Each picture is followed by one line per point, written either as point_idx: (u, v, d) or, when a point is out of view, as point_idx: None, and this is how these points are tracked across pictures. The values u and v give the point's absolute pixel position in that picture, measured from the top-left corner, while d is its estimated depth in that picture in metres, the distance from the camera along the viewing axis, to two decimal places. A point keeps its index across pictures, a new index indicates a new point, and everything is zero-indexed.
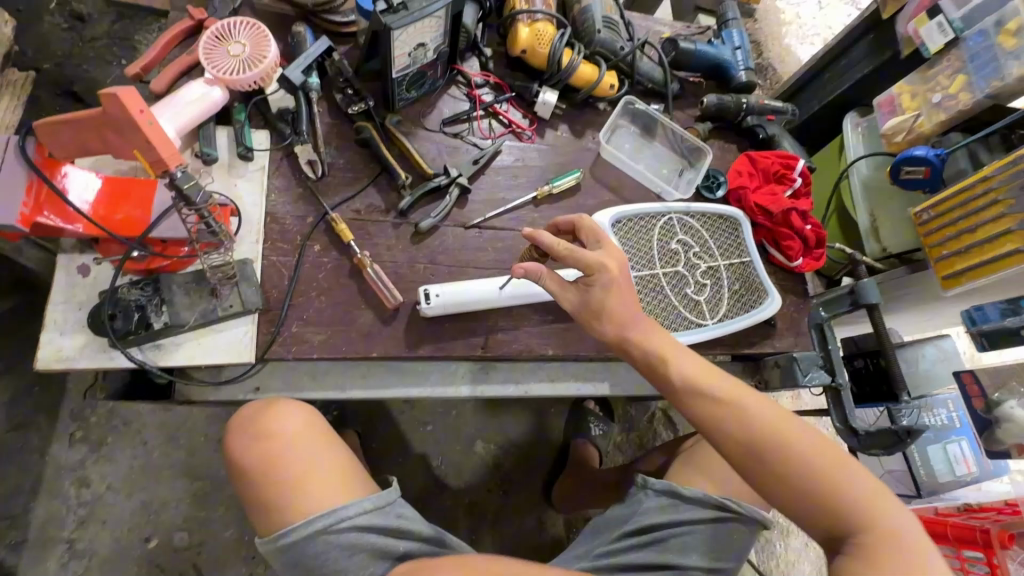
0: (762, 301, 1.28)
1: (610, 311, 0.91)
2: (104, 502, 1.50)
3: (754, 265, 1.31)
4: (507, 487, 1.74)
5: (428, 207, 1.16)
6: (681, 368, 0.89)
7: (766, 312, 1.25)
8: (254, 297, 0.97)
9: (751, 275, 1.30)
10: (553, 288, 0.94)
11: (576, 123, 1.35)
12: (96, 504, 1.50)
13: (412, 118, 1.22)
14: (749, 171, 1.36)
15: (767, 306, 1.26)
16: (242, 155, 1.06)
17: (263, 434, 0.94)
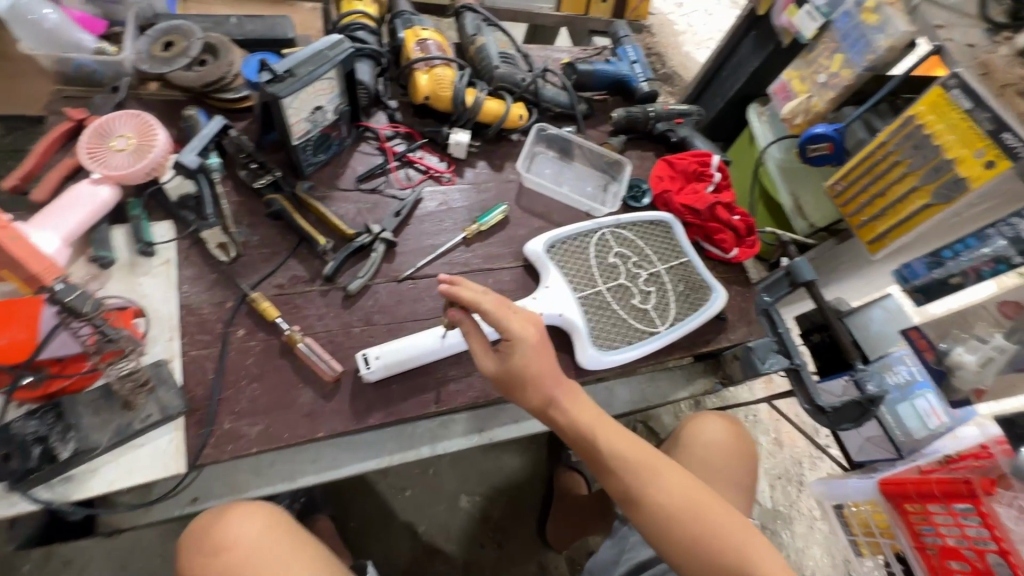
0: (709, 297, 1.28)
1: (533, 374, 0.90)
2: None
3: (693, 263, 1.32)
4: (501, 539, 1.65)
5: (355, 268, 1.12)
6: (600, 426, 0.92)
7: (713, 307, 1.25)
8: (175, 400, 0.89)
9: (692, 273, 1.31)
10: (477, 350, 0.91)
11: (494, 158, 1.35)
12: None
13: (326, 181, 1.19)
14: (670, 175, 1.39)
15: (714, 302, 1.27)
16: (143, 252, 0.99)
17: (215, 548, 0.84)
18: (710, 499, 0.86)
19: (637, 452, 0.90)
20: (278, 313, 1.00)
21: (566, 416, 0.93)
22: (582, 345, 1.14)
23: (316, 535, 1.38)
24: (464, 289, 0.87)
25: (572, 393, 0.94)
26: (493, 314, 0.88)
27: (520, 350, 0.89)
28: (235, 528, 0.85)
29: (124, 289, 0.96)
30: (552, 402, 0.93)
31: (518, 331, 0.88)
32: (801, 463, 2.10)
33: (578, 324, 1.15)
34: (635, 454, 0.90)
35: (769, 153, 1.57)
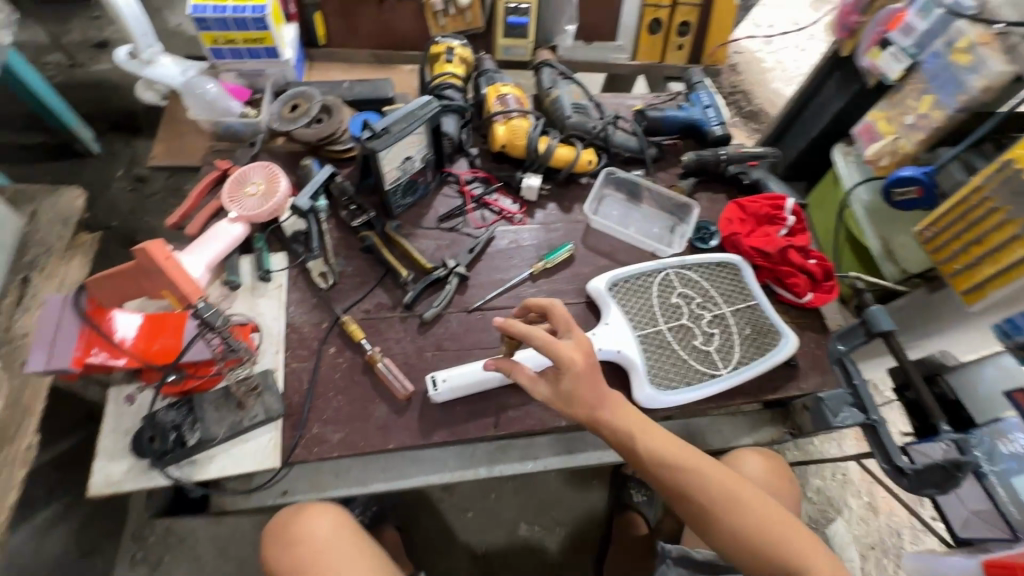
0: (778, 342, 1.25)
1: (581, 394, 0.94)
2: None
3: (762, 306, 1.30)
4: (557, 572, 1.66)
5: (431, 298, 1.24)
6: (642, 434, 0.96)
7: (782, 353, 1.22)
8: (276, 404, 1.05)
9: (761, 317, 1.29)
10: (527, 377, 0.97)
11: (563, 200, 1.44)
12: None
13: (411, 221, 1.35)
14: (740, 218, 1.39)
15: (782, 347, 1.23)
16: (262, 278, 1.19)
17: (293, 539, 0.98)
18: (744, 493, 0.93)
19: (677, 454, 0.95)
20: (362, 335, 1.15)
21: (612, 430, 0.96)
22: (639, 383, 1.16)
23: (384, 544, 1.50)
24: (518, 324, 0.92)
25: (614, 406, 0.96)
26: (542, 344, 0.92)
27: (569, 376, 0.93)
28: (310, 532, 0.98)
29: (246, 307, 1.16)
30: (595, 416, 0.95)
31: (567, 357, 0.92)
32: (900, 534, 1.89)
33: (636, 362, 1.17)
34: (678, 458, 0.95)
35: (854, 194, 1.49)
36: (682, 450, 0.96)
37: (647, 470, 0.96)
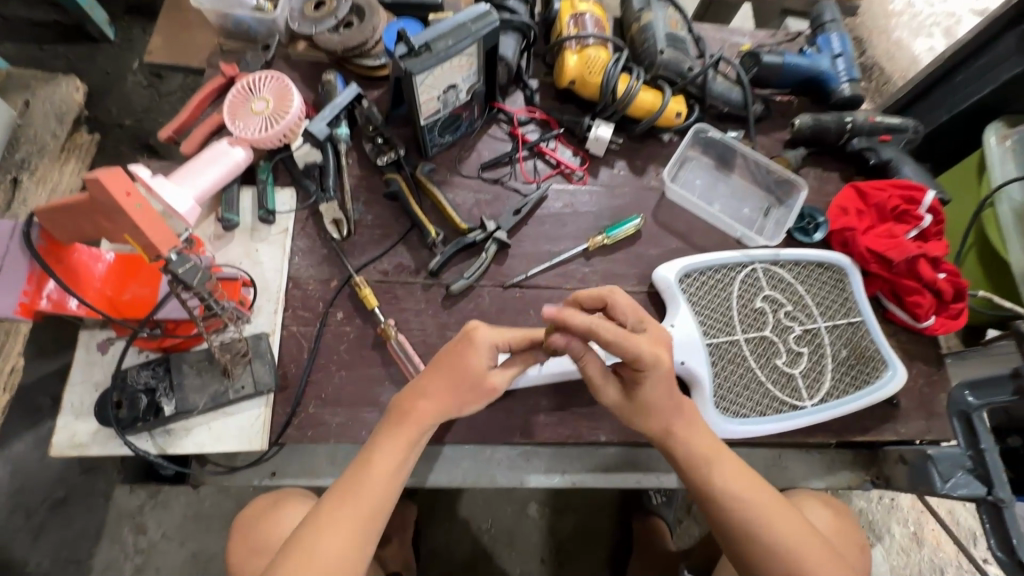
0: (880, 374, 1.00)
1: (661, 405, 0.76)
2: (159, 550, 1.48)
3: (866, 325, 1.04)
4: (564, 559, 1.56)
5: (462, 266, 1.03)
6: (723, 461, 0.77)
7: (884, 389, 0.98)
8: (267, 375, 0.89)
9: (863, 339, 1.03)
10: (593, 376, 0.77)
11: (635, 158, 1.16)
12: (151, 551, 1.48)
13: (448, 164, 1.10)
14: (858, 209, 1.10)
15: (884, 383, 0.99)
16: (263, 219, 0.99)
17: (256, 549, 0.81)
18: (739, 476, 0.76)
19: (753, 490, 0.76)
20: (376, 303, 0.95)
21: (688, 449, 0.77)
22: (701, 404, 0.95)
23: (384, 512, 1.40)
24: (481, 331, 0.78)
25: (695, 422, 0.78)
26: (622, 348, 0.69)
27: (648, 381, 0.73)
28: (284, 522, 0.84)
29: (243, 253, 0.97)
30: (670, 431, 0.77)
31: (648, 362, 0.71)
32: (942, 572, 1.70)
33: (702, 379, 0.95)
34: (753, 490, 0.75)
35: (1003, 191, 1.18)
36: (761, 490, 0.76)
37: (708, 500, 0.76)
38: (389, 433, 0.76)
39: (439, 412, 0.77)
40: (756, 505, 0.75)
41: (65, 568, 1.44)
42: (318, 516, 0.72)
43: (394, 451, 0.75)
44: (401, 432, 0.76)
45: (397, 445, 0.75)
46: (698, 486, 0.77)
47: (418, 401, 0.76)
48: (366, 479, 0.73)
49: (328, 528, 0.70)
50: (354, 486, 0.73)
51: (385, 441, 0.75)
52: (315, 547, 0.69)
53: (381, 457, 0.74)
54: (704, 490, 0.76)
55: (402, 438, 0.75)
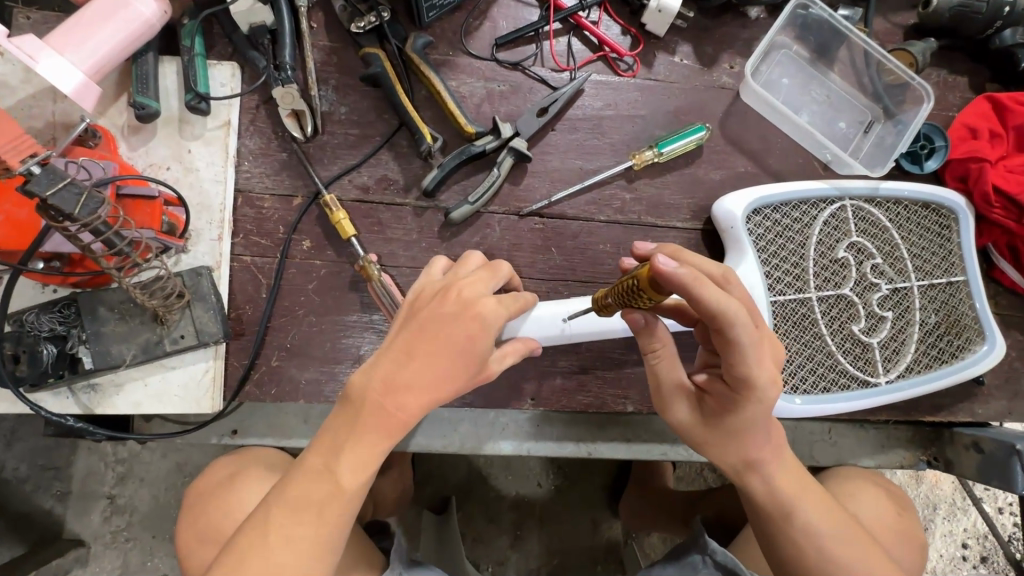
0: (974, 348, 0.81)
1: (750, 434, 0.61)
2: (141, 461, 1.20)
3: (968, 286, 0.82)
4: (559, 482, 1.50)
5: (465, 184, 0.78)
6: (800, 489, 0.63)
7: (975, 368, 0.80)
8: (212, 324, 0.69)
9: (961, 303, 0.83)
10: (668, 383, 0.64)
11: (705, 42, 0.85)
12: (134, 462, 1.20)
13: (450, 37, 0.80)
14: (991, 132, 0.83)
15: (978, 359, 0.80)
16: (193, 107, 0.71)
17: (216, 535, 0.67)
18: (804, 496, 0.63)
19: (837, 524, 0.63)
20: (354, 233, 0.72)
21: (762, 472, 0.62)
22: None
23: None
24: (490, 305, 0.56)
25: (782, 451, 0.64)
26: (742, 354, 0.53)
27: (749, 408, 0.58)
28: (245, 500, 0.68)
29: (171, 154, 0.72)
30: (753, 464, 0.62)
31: (763, 386, 0.55)
32: (934, 509, 1.45)
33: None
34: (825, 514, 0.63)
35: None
36: (845, 523, 0.64)
37: (780, 533, 0.63)
38: (355, 432, 0.55)
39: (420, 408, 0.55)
40: (836, 539, 0.62)
41: (42, 476, 1.17)
42: (260, 521, 0.55)
43: (364, 461, 0.55)
44: (366, 429, 0.54)
45: (370, 450, 0.55)
46: (771, 517, 0.63)
47: (399, 394, 0.54)
48: (329, 485, 0.55)
49: (277, 537, 0.54)
50: (313, 492, 0.55)
51: (352, 444, 0.55)
52: (265, 559, 0.54)
53: (350, 461, 0.55)
54: (779, 522, 0.63)
55: (372, 444, 0.55)
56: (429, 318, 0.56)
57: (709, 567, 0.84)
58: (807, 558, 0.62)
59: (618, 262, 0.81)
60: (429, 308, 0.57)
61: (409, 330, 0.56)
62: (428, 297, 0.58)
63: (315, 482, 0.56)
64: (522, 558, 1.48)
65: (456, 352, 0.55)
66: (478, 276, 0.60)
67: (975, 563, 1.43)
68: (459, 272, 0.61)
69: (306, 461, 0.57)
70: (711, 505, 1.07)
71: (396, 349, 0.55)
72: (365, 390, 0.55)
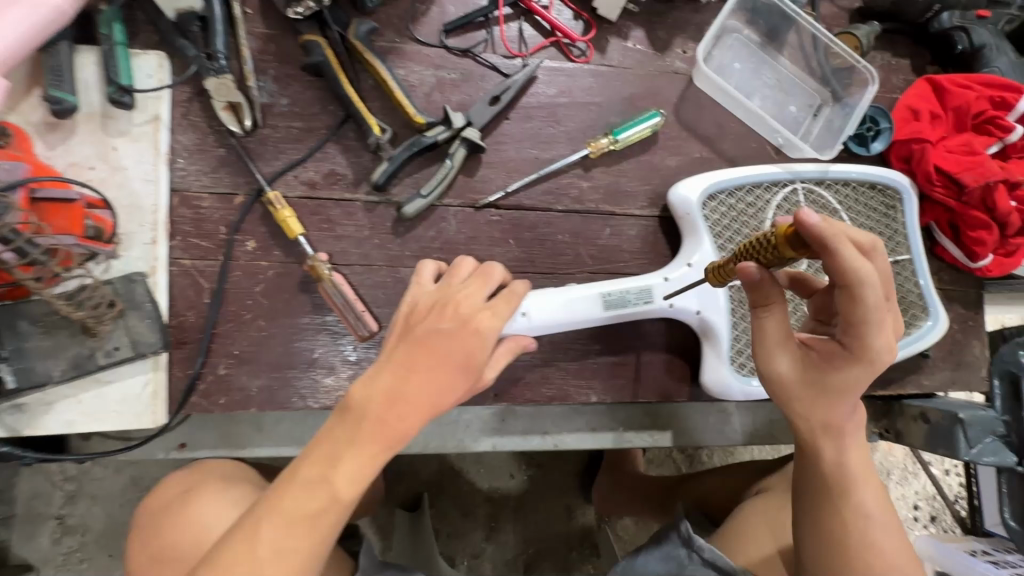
0: (921, 324, 0.83)
1: (841, 404, 0.58)
2: (92, 476, 1.14)
3: (912, 264, 0.84)
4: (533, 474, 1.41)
5: (418, 177, 0.76)
6: (868, 471, 0.61)
7: (918, 345, 0.82)
8: (150, 333, 0.65)
9: (907, 282, 0.84)
10: (772, 336, 0.59)
11: (658, 27, 0.85)
12: (84, 479, 1.14)
13: (395, 23, 0.77)
14: (933, 113, 0.86)
15: (925, 335, 0.82)
16: (115, 101, 0.66)
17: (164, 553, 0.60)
18: (868, 476, 0.61)
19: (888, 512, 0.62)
20: (301, 232, 0.69)
21: (840, 444, 0.60)
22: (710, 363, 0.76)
23: None
24: (488, 319, 0.51)
25: (860, 426, 0.62)
26: (865, 312, 0.53)
27: (858, 370, 0.56)
28: (204, 515, 0.61)
29: (94, 153, 0.67)
30: (836, 431, 0.59)
31: (877, 347, 0.55)
32: (888, 474, 1.48)
33: (718, 330, 0.75)
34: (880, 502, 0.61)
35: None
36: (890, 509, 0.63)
37: (835, 506, 0.60)
38: (354, 445, 0.47)
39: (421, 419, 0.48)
40: (884, 526, 0.61)
41: None
42: (241, 538, 0.45)
43: (361, 474, 0.47)
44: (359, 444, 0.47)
45: (368, 465, 0.47)
46: (832, 489, 0.61)
47: (402, 408, 0.47)
48: (322, 501, 0.47)
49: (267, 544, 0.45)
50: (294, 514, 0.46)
51: (349, 455, 0.47)
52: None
53: (347, 473, 0.47)
54: (838, 495, 0.60)
55: (374, 454, 0.47)
56: (427, 334, 0.50)
57: (697, 563, 0.77)
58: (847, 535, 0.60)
59: (577, 253, 0.80)
60: (424, 327, 0.50)
61: (402, 346, 0.50)
62: (423, 312, 0.52)
63: (310, 498, 0.46)
64: (497, 550, 1.47)
65: (455, 367, 0.49)
66: (470, 288, 0.53)
67: (925, 522, 1.47)
68: (451, 282, 0.54)
69: (295, 472, 0.47)
70: (688, 491, 1.03)
71: (396, 362, 0.49)
72: (367, 403, 0.48)
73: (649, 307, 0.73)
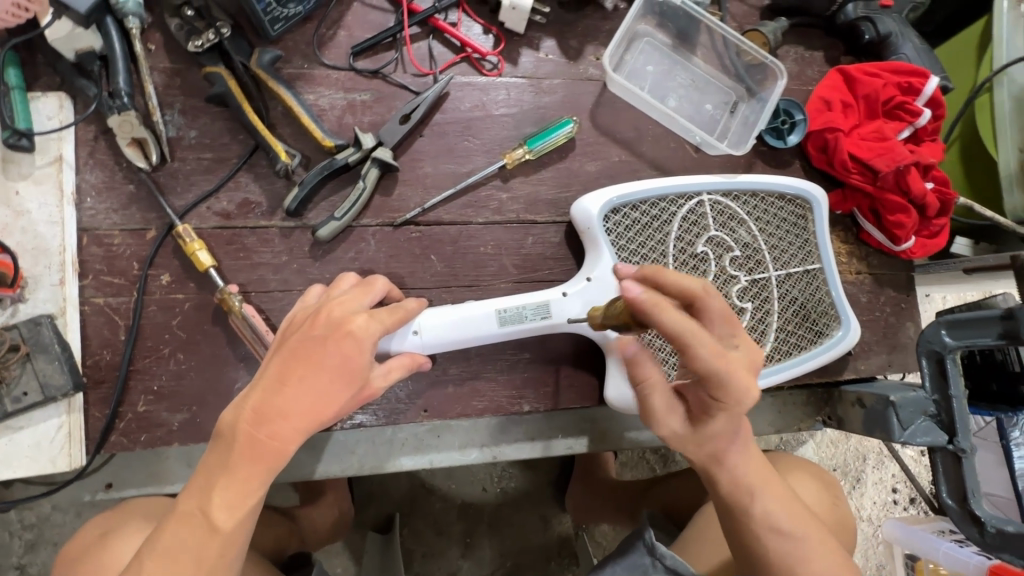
0: (832, 330, 0.84)
1: (725, 432, 0.59)
2: (52, 522, 1.04)
3: (823, 274, 0.84)
4: (505, 484, 1.30)
5: (333, 200, 0.76)
6: (766, 482, 0.63)
7: (822, 355, 0.82)
8: (58, 375, 0.65)
9: (818, 290, 0.85)
10: (657, 406, 0.58)
11: (568, 36, 0.86)
12: (45, 525, 1.04)
13: (302, 49, 0.77)
14: (844, 102, 0.88)
15: (834, 342, 0.83)
16: (13, 145, 0.66)
17: None
18: (767, 488, 0.62)
19: (799, 521, 0.62)
20: (212, 263, 0.69)
21: (727, 468, 0.62)
22: (616, 378, 0.76)
23: None
24: (361, 323, 0.52)
25: (748, 444, 0.63)
26: (709, 372, 0.50)
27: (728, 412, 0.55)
28: (122, 554, 0.61)
29: None
30: (719, 458, 0.61)
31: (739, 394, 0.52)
32: (864, 459, 1.43)
33: (619, 346, 0.75)
34: (790, 511, 0.62)
35: (1004, 72, 0.91)
36: (805, 515, 0.63)
37: (740, 523, 0.62)
38: (225, 471, 0.50)
39: (302, 436, 0.50)
40: (801, 537, 0.61)
41: None
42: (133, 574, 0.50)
43: (234, 500, 0.50)
44: (235, 469, 0.50)
45: (240, 489, 0.50)
46: (729, 508, 0.63)
47: (271, 426, 0.49)
48: (202, 531, 0.51)
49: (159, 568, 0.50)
50: (188, 537, 0.51)
51: (220, 485, 0.50)
52: None
53: (221, 502, 0.50)
54: (738, 512, 0.62)
55: (244, 477, 0.50)
56: (298, 343, 0.51)
57: (660, 571, 0.77)
58: (763, 552, 0.61)
59: (500, 263, 0.80)
60: (298, 336, 0.51)
61: (278, 358, 0.51)
62: (298, 322, 0.54)
63: (189, 529, 0.51)
64: None
65: (330, 377, 0.50)
66: (351, 294, 0.56)
67: (905, 504, 1.43)
68: (332, 293, 0.58)
69: (178, 505, 0.52)
70: (657, 498, 1.02)
71: (268, 376, 0.50)
72: (233, 427, 0.49)
73: (548, 322, 0.74)
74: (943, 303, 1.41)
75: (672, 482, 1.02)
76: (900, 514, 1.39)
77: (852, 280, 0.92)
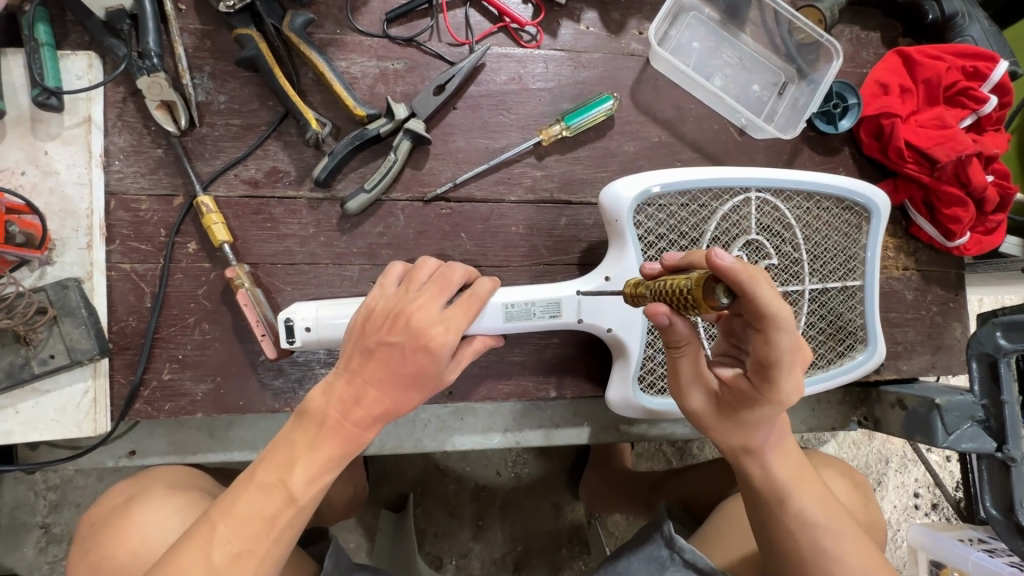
0: (853, 351, 0.80)
1: (765, 428, 0.58)
2: (75, 484, 1.05)
3: (862, 292, 0.79)
4: (520, 470, 1.29)
5: (363, 172, 0.74)
6: (800, 479, 0.60)
7: (838, 378, 0.78)
8: (83, 339, 0.64)
9: (851, 307, 0.79)
10: (684, 374, 0.59)
11: (611, 7, 0.82)
12: (68, 487, 1.05)
13: (335, 14, 0.75)
14: (904, 86, 0.83)
15: (854, 365, 0.78)
16: (41, 103, 0.65)
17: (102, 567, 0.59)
18: (799, 481, 0.59)
19: (834, 515, 0.59)
20: (227, 239, 0.67)
21: (761, 460, 0.59)
22: (621, 383, 0.72)
23: None
24: (444, 337, 0.51)
25: (785, 440, 0.60)
26: (776, 356, 0.51)
27: (766, 408, 0.55)
28: (145, 522, 0.60)
29: (26, 157, 0.66)
30: (755, 452, 0.59)
31: (783, 388, 0.53)
32: (886, 462, 1.38)
33: (630, 351, 0.72)
34: (827, 510, 0.59)
35: None
36: (842, 516, 0.60)
37: (773, 519, 0.59)
38: (310, 446, 0.51)
39: (381, 420, 0.52)
40: (836, 533, 0.58)
41: None
42: (198, 543, 0.47)
43: (319, 470, 0.50)
44: (322, 441, 0.51)
45: (327, 457, 0.50)
46: (764, 503, 0.60)
47: (353, 410, 0.51)
48: (279, 500, 0.49)
49: (224, 534, 0.47)
50: (252, 508, 0.48)
51: (306, 454, 0.50)
52: (205, 561, 0.46)
53: (304, 470, 0.50)
54: (771, 506, 0.59)
55: (327, 456, 0.51)
56: (377, 344, 0.52)
57: (678, 565, 0.73)
58: (796, 552, 0.58)
59: (531, 244, 0.78)
60: (376, 336, 0.52)
61: (357, 352, 0.53)
62: (378, 320, 0.53)
63: (267, 498, 0.49)
64: None
65: (405, 381, 0.52)
66: (428, 293, 0.54)
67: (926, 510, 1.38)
68: (411, 284, 0.56)
69: (255, 474, 0.50)
70: (670, 488, 0.99)
71: (350, 368, 0.53)
72: (325, 411, 0.51)
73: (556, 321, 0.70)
74: (982, 305, 1.34)
75: (685, 476, 1.00)
76: (921, 519, 1.34)
77: (898, 276, 0.87)
